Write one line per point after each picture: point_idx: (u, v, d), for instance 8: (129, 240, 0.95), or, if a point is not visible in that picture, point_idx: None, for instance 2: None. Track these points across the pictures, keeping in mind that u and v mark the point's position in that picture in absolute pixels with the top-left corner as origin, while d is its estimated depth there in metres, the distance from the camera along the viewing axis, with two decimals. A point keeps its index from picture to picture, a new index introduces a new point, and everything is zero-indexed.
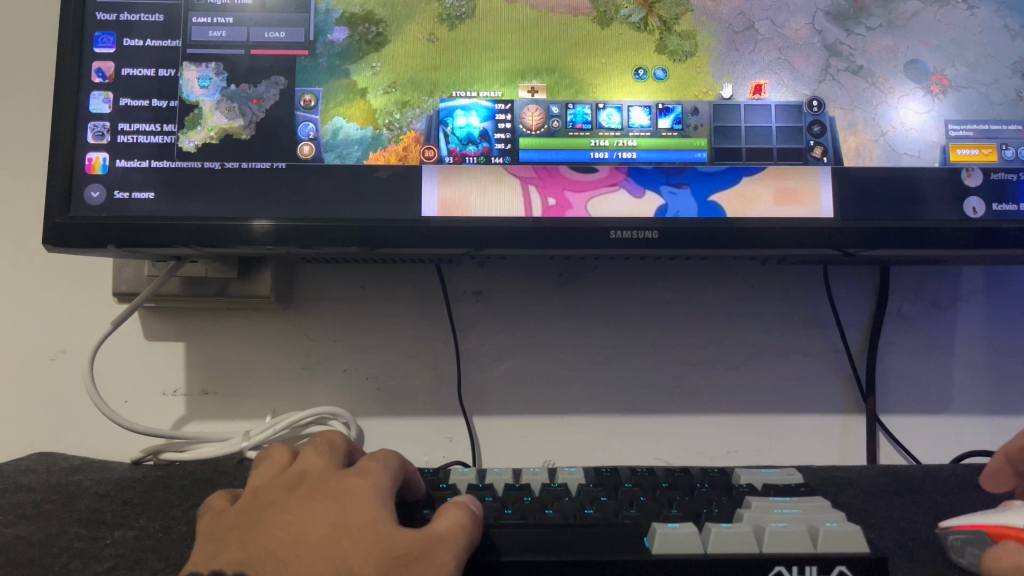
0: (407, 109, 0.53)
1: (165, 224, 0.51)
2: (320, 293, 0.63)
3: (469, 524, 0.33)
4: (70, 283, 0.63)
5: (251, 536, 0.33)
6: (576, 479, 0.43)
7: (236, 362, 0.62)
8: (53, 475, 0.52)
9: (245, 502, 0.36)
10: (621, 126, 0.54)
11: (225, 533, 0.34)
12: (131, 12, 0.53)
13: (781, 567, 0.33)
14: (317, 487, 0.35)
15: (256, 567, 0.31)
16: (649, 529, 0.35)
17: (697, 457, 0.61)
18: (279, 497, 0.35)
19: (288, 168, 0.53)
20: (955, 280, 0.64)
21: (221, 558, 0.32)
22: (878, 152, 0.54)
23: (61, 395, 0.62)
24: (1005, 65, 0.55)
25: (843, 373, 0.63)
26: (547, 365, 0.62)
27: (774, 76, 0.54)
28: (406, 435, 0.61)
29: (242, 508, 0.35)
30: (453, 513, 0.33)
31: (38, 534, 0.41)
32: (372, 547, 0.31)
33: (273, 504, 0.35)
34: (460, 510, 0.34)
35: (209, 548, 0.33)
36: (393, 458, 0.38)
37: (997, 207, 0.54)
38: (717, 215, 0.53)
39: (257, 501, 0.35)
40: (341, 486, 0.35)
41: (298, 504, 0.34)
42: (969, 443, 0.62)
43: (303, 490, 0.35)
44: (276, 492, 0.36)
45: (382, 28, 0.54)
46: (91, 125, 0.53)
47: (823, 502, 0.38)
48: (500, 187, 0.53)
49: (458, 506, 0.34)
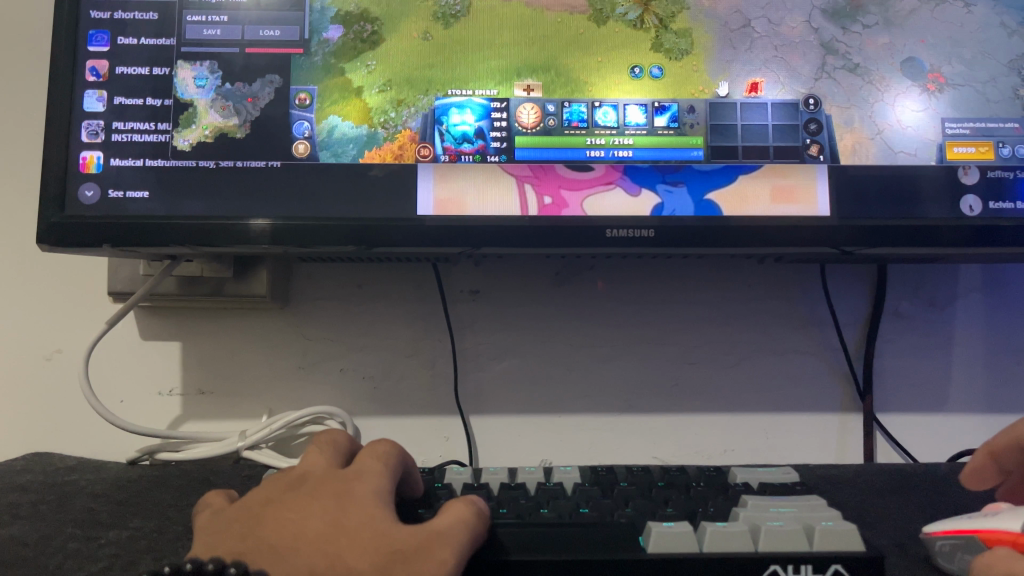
0: (402, 108, 0.53)
1: (160, 223, 0.51)
2: (316, 292, 0.63)
3: (471, 521, 0.33)
4: (65, 282, 0.63)
5: (249, 533, 0.33)
6: (572, 478, 0.43)
7: (232, 362, 0.62)
8: (49, 475, 0.51)
9: (244, 500, 0.36)
10: (617, 125, 0.53)
11: (224, 531, 0.34)
12: (126, 10, 0.53)
13: (776, 566, 0.33)
14: (316, 486, 0.35)
15: (254, 561, 0.31)
16: (644, 528, 0.35)
17: (694, 456, 0.61)
18: (278, 495, 0.35)
19: (283, 168, 0.53)
20: (952, 278, 0.64)
21: (221, 552, 0.32)
22: (874, 151, 0.54)
23: (57, 395, 0.62)
24: (1002, 63, 0.55)
25: (840, 372, 0.63)
26: (544, 364, 0.62)
27: (770, 74, 0.54)
28: (403, 434, 0.61)
29: (242, 506, 0.35)
30: (457, 510, 0.33)
31: (33, 534, 0.40)
32: (369, 544, 0.31)
33: (273, 502, 0.35)
34: (462, 507, 0.34)
35: (207, 542, 0.33)
36: (392, 454, 0.38)
37: (994, 206, 0.54)
38: (713, 214, 0.53)
39: (256, 499, 0.35)
40: (340, 485, 0.35)
41: (297, 503, 0.34)
42: (966, 442, 0.62)
43: (302, 488, 0.35)
44: (276, 490, 0.35)
45: (376, 26, 0.54)
46: (85, 124, 0.53)
47: (818, 501, 0.38)
48: (496, 186, 0.53)
49: (464, 502, 0.34)
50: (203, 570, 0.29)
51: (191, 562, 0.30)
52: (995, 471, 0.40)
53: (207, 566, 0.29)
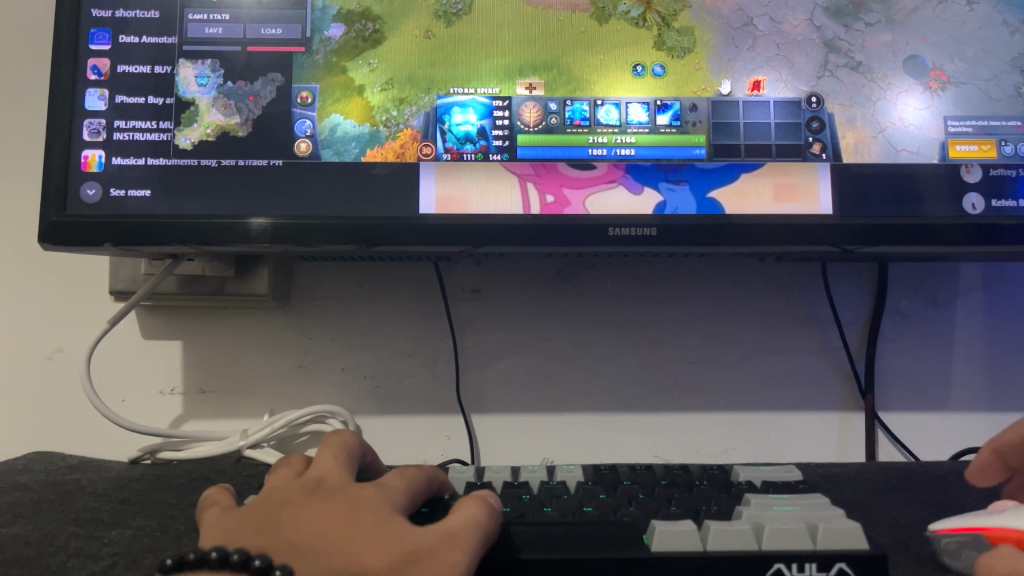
0: (404, 106, 0.53)
1: (161, 222, 0.51)
2: (317, 291, 0.63)
3: (483, 520, 0.33)
4: (66, 281, 0.63)
5: (268, 531, 0.32)
6: (575, 477, 0.43)
7: (234, 361, 0.62)
8: (50, 474, 0.51)
9: (258, 501, 0.35)
10: (619, 123, 0.53)
11: (239, 528, 0.33)
12: (127, 9, 0.53)
13: (780, 564, 0.33)
14: (333, 492, 0.34)
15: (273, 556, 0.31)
16: (648, 526, 0.35)
17: (696, 454, 0.61)
18: (295, 497, 0.34)
19: (285, 166, 0.53)
20: (954, 276, 0.64)
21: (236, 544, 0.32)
22: (876, 148, 0.54)
23: (58, 395, 0.62)
24: (1004, 61, 0.55)
25: (842, 370, 0.63)
26: (545, 363, 0.62)
27: (773, 72, 0.54)
28: (404, 433, 0.61)
29: (257, 504, 0.34)
30: (468, 509, 0.33)
31: (35, 534, 0.40)
32: (382, 546, 0.31)
33: (290, 503, 0.34)
34: (474, 506, 0.33)
35: (223, 535, 0.33)
36: (419, 479, 0.37)
37: (996, 204, 0.54)
38: (715, 212, 0.53)
39: (271, 499, 0.35)
40: (358, 494, 0.34)
41: (313, 506, 0.34)
42: (968, 441, 0.62)
43: (320, 493, 0.34)
44: (293, 491, 0.35)
45: (378, 24, 0.54)
46: (86, 122, 0.52)
47: (821, 499, 0.38)
48: (498, 184, 0.53)
49: (476, 500, 0.34)
50: (228, 561, 0.29)
51: (217, 550, 0.30)
52: (1000, 470, 0.40)
53: (233, 556, 0.30)
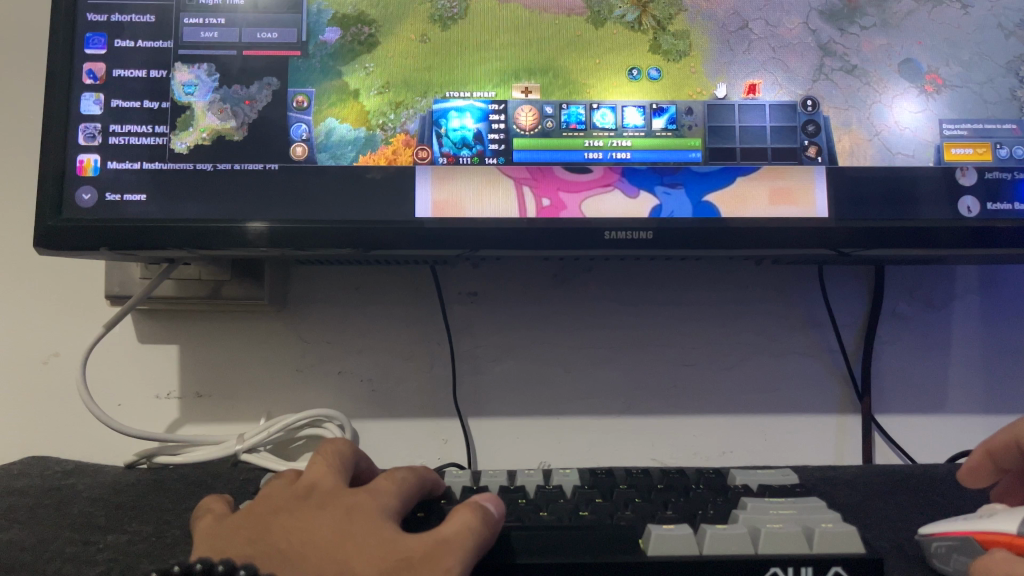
0: (401, 109, 0.53)
1: (156, 226, 0.51)
2: (313, 294, 0.63)
3: (477, 526, 0.33)
4: (62, 284, 0.63)
5: (259, 538, 0.33)
6: (571, 480, 0.43)
7: (231, 365, 0.62)
8: (46, 479, 0.51)
9: (250, 508, 0.35)
10: (615, 126, 0.53)
11: (229, 536, 0.33)
12: (123, 13, 0.53)
13: (777, 568, 0.33)
14: (324, 500, 0.34)
15: (264, 564, 0.31)
16: (645, 531, 0.35)
17: (694, 458, 0.61)
18: (286, 504, 0.34)
19: (281, 171, 0.53)
20: (949, 279, 0.64)
21: (226, 555, 0.32)
22: (872, 152, 0.54)
23: (52, 399, 0.62)
24: (1000, 64, 0.55)
25: (837, 372, 0.63)
26: (541, 366, 0.62)
27: (768, 75, 0.54)
28: (401, 437, 0.61)
29: (248, 513, 0.34)
30: (462, 516, 0.33)
31: (30, 539, 0.40)
32: (373, 553, 0.31)
33: (281, 511, 0.34)
34: (468, 512, 0.33)
35: (213, 545, 0.33)
36: (410, 482, 0.37)
37: (992, 207, 0.54)
38: (711, 215, 0.53)
39: (264, 507, 0.34)
40: (349, 501, 0.34)
41: (305, 513, 0.34)
42: (964, 443, 0.62)
43: (311, 500, 0.34)
44: (285, 500, 0.35)
45: (374, 29, 0.54)
46: (82, 127, 0.52)
47: (817, 502, 0.38)
48: (494, 187, 0.53)
49: (470, 506, 0.34)
50: (212, 572, 0.29)
51: (202, 561, 0.29)
52: (993, 470, 0.40)
53: (219, 567, 0.29)
